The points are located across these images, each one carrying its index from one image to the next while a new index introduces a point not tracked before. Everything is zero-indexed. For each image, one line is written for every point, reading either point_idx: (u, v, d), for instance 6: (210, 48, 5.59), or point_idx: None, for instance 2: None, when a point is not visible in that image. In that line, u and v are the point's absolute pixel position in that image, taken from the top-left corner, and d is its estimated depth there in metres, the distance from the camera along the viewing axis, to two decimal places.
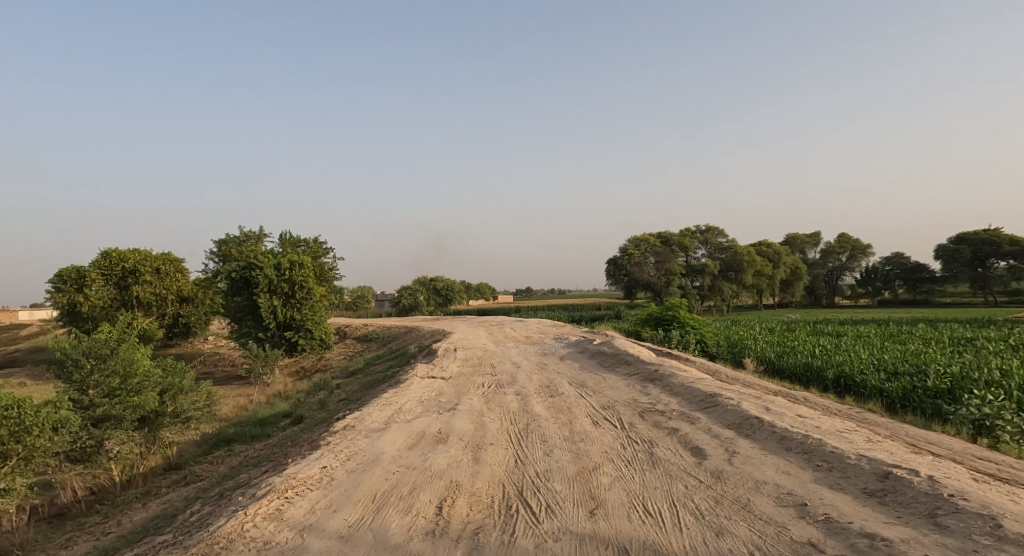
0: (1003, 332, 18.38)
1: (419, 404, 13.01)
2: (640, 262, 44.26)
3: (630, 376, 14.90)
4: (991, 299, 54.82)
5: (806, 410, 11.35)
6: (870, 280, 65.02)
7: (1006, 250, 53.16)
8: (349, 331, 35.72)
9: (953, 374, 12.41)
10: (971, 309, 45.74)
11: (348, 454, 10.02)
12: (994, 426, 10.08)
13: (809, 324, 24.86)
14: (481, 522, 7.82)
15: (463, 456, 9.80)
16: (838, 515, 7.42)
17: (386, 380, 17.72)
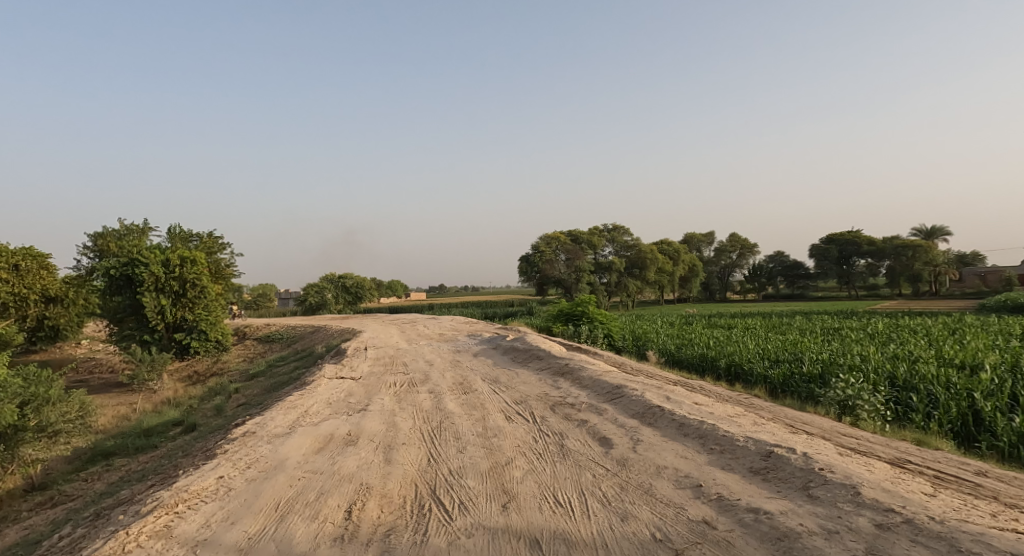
0: (863, 321, 20.66)
1: (327, 405, 12.88)
2: (551, 259, 45.34)
3: (542, 370, 15.41)
4: (853, 294, 60.68)
5: (702, 397, 12.23)
6: (756, 276, 69.11)
7: (865, 249, 59.36)
8: (248, 331, 34.37)
9: (824, 359, 13.79)
10: (845, 302, 50.17)
11: (248, 461, 9.79)
12: (855, 405, 11.31)
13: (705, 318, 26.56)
14: (392, 524, 7.94)
15: (374, 457, 9.84)
16: (729, 493, 8.13)
17: (291, 382, 17.30)
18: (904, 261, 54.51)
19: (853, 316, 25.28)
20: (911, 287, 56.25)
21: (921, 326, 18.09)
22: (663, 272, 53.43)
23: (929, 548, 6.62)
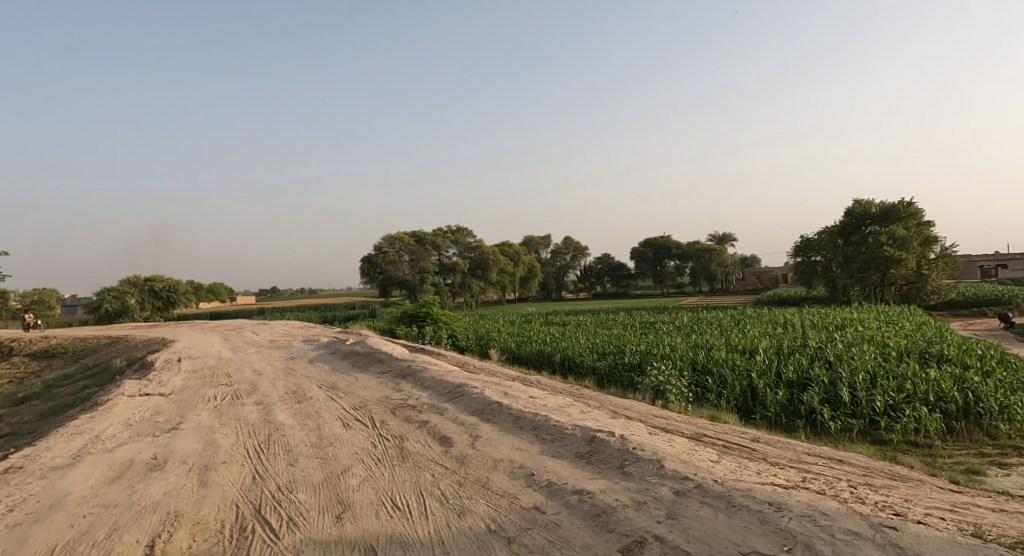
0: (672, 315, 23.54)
1: (127, 428, 11.80)
2: (394, 260, 44.53)
3: (383, 374, 15.34)
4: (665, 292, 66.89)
5: (537, 391, 13.00)
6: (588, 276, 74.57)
7: (676, 252, 66.50)
8: (23, 346, 29.78)
9: (642, 350, 15.33)
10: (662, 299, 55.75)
11: (13, 504, 8.71)
12: (665, 390, 12.90)
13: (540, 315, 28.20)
14: (208, 551, 7.55)
15: (187, 482, 9.23)
16: (558, 478, 8.79)
17: (80, 403, 15.42)
18: (704, 264, 62.62)
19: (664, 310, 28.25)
20: (710, 283, 63.89)
21: (716, 318, 20.89)
22: (505, 273, 55.36)
23: (713, 506, 7.65)
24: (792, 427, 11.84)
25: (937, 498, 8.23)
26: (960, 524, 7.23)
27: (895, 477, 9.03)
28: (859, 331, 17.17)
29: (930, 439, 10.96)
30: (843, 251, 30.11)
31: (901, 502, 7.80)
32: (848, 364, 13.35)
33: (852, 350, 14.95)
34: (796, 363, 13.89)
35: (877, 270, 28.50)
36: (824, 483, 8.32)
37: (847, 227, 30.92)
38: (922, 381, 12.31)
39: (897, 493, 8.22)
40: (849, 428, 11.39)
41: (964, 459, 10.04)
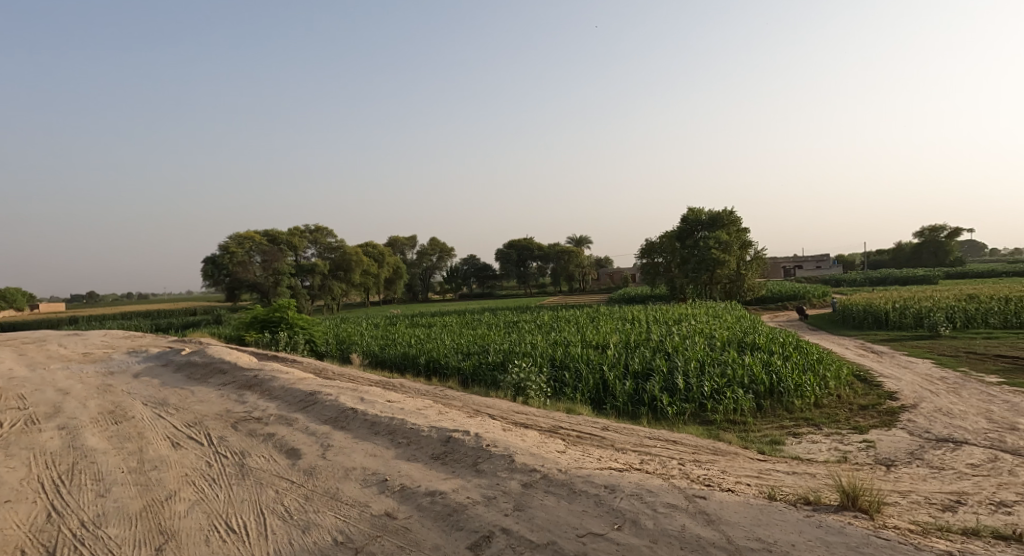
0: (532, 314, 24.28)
1: None
2: (244, 262, 41.67)
3: (225, 385, 14.23)
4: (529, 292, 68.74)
5: (396, 395, 12.70)
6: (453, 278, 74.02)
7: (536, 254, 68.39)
8: None
9: (506, 348, 15.60)
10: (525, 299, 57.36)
11: None
12: (526, 386, 13.29)
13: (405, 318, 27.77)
14: None
15: None
16: (411, 481, 8.61)
17: None
18: (563, 265, 65.44)
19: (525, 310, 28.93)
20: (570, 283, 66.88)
21: (575, 315, 21.82)
22: (369, 275, 53.87)
23: (556, 494, 7.93)
24: (637, 414, 13.07)
25: (746, 467, 10.36)
26: (760, 487, 8.91)
27: (716, 452, 11.09)
28: (693, 324, 18.86)
29: (745, 416, 13.11)
30: (680, 253, 32.62)
31: (717, 473, 9.78)
32: (682, 354, 15.11)
33: (687, 341, 16.43)
34: (640, 354, 15.10)
35: (707, 271, 31.26)
36: (660, 462, 9.93)
37: (682, 232, 33.29)
38: (740, 367, 14.60)
39: (717, 467, 10.20)
40: (683, 412, 13.07)
41: (768, 431, 12.42)
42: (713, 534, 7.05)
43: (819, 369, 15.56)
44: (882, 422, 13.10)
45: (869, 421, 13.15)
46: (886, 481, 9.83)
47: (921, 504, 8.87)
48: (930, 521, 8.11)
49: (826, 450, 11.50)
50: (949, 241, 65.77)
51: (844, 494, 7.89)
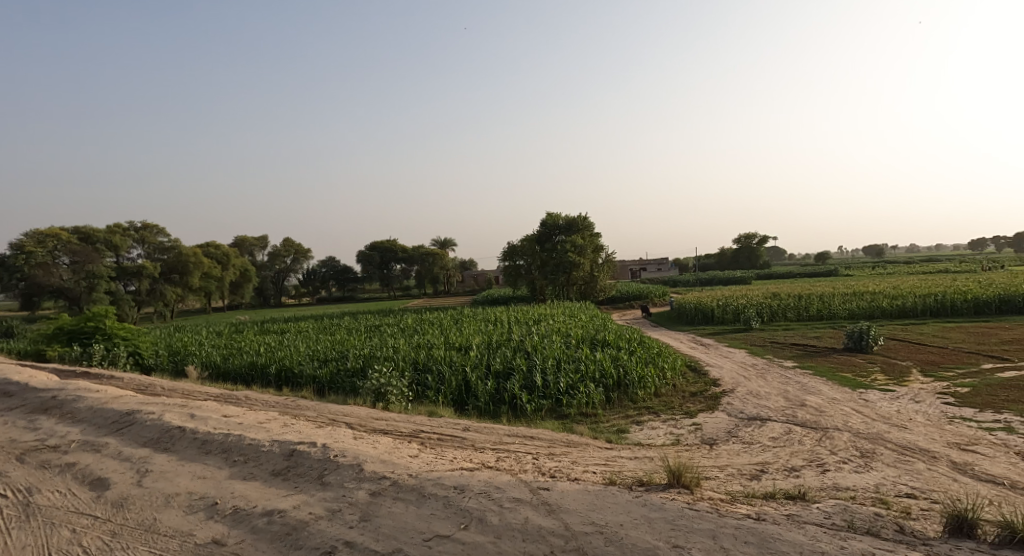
0: (395, 317, 23.76)
1: None
2: (46, 263, 36.55)
3: (12, 410, 12.48)
4: (392, 295, 67.70)
5: (234, 408, 11.83)
6: (311, 280, 71.47)
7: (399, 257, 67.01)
8: None
9: (366, 354, 15.16)
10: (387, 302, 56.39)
11: None
12: (387, 392, 13.02)
13: (253, 324, 25.98)
14: None
15: None
16: (246, 503, 8.07)
17: None
18: (427, 267, 65.19)
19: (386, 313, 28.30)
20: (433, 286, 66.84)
21: (438, 318, 21.71)
22: (210, 278, 50.17)
23: (405, 500, 7.82)
24: (498, 413, 13.30)
25: (595, 455, 11.13)
26: (604, 474, 10.09)
27: (569, 443, 11.63)
28: (551, 323, 19.55)
29: (596, 409, 13.95)
30: (541, 256, 33.60)
31: (568, 464, 10.43)
32: (541, 353, 15.58)
33: (545, 340, 16.99)
34: (502, 354, 15.32)
35: (564, 273, 32.71)
36: (515, 457, 10.37)
37: (541, 235, 34.19)
38: (592, 363, 15.40)
39: (568, 457, 10.85)
40: (541, 408, 13.54)
41: (615, 422, 13.48)
42: (553, 523, 7.45)
43: (658, 361, 17.03)
44: (708, 406, 15.12)
45: (697, 407, 15.06)
46: (709, 457, 11.69)
47: (734, 476, 10.80)
48: (740, 490, 10.03)
49: (662, 434, 12.98)
50: (758, 247, 75.33)
51: (672, 474, 9.47)
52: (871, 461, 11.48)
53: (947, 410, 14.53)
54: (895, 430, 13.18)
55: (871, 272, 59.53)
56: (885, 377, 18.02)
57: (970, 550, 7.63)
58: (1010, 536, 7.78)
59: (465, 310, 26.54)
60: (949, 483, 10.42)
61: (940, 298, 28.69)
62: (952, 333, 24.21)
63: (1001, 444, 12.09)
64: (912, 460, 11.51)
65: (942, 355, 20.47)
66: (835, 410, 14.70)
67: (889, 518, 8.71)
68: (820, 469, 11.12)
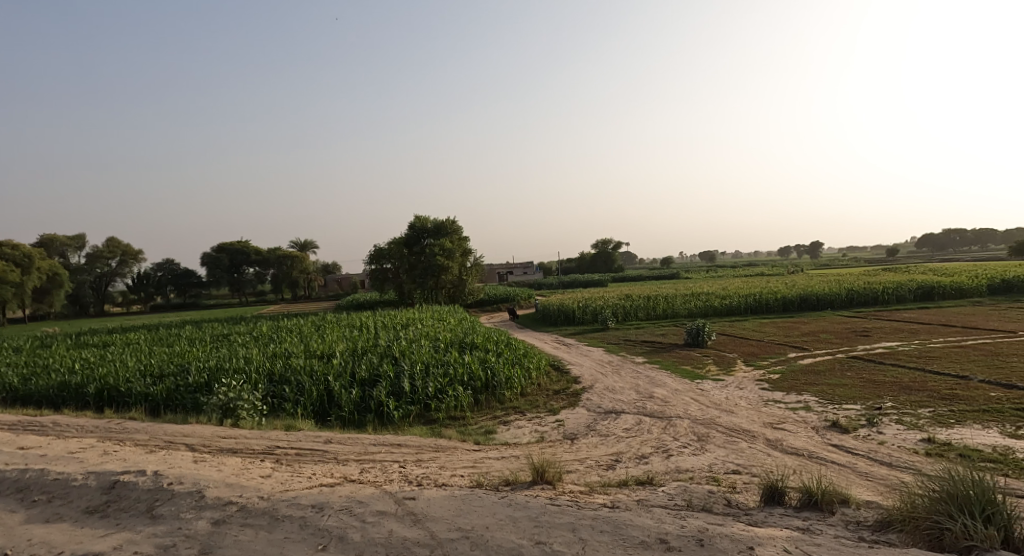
0: (245, 325, 22.01)
1: None
2: None
3: None
4: (244, 301, 63.43)
5: (35, 438, 10.22)
6: (142, 286, 64.32)
7: (253, 258, 63.10)
8: None
9: (211, 366, 13.84)
10: (237, 309, 52.69)
11: None
12: (237, 407, 12.02)
13: (66, 338, 22.76)
14: None
15: None
16: (48, 551, 6.96)
17: None
18: (285, 272, 61.83)
19: (236, 322, 26.20)
20: (291, 291, 64.00)
21: (295, 325, 20.44)
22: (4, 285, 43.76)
23: (254, 526, 7.14)
24: (363, 422, 12.75)
25: (464, 458, 10.98)
26: (472, 476, 9.98)
27: (438, 448, 11.37)
28: (420, 328, 19.14)
29: (464, 412, 13.88)
30: (409, 260, 32.89)
31: (435, 471, 10.16)
32: (410, 359, 15.05)
33: (413, 344, 16.58)
34: (368, 361, 14.62)
35: (433, 277, 32.40)
36: (380, 468, 9.91)
37: (410, 239, 33.45)
38: (461, 366, 15.19)
39: (436, 463, 10.57)
40: (409, 414, 13.20)
41: (484, 423, 13.47)
42: (418, 533, 7.17)
43: (524, 362, 17.28)
44: (569, 403, 15.58)
45: (560, 404, 15.45)
46: (570, 451, 12.00)
47: (593, 466, 11.21)
48: (597, 479, 10.42)
49: (528, 432, 13.13)
50: (615, 251, 79.93)
51: (535, 472, 9.59)
52: (705, 443, 12.47)
53: (765, 394, 16.23)
54: (724, 414, 14.44)
55: (709, 274, 65.55)
56: (716, 367, 19.78)
57: (782, 515, 8.53)
58: (809, 499, 8.79)
59: (323, 316, 25.29)
60: (764, 457, 11.60)
61: (760, 296, 32.24)
62: (769, 327, 27.24)
63: (803, 421, 13.72)
64: (737, 440, 12.66)
65: (761, 346, 22.91)
66: (677, 400, 15.83)
67: (720, 494, 9.54)
68: (664, 454, 11.90)
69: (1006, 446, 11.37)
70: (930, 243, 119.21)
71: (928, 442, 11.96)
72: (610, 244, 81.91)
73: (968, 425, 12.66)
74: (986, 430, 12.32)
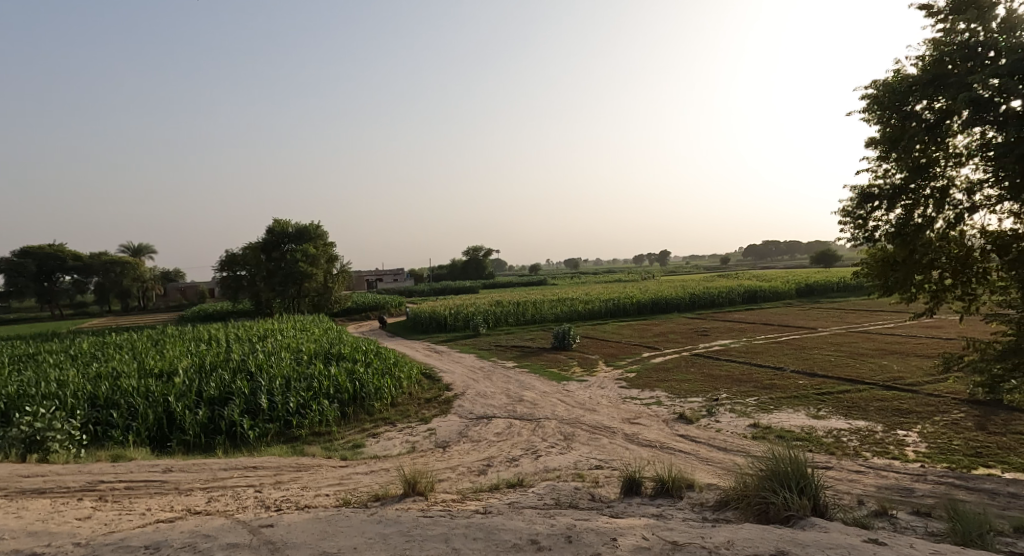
0: (61, 342, 19.16)
1: None
2: None
3: None
4: (58, 315, 55.37)
5: None
6: None
7: (70, 266, 55.33)
8: None
9: (11, 393, 11.82)
10: (48, 323, 46.25)
11: None
12: (46, 439, 10.38)
13: None
14: None
15: None
16: None
17: None
18: (111, 281, 55.92)
19: (51, 338, 22.73)
20: (118, 302, 58.04)
21: (125, 341, 18.12)
22: None
23: None
24: (212, 446, 11.61)
25: (329, 476, 10.24)
26: (338, 494, 9.32)
27: (299, 467, 10.53)
28: (279, 339, 17.81)
29: (330, 426, 13.11)
30: (266, 266, 30.59)
31: (297, 492, 9.37)
32: (267, 373, 13.78)
33: (271, 357, 15.33)
34: (217, 378, 13.18)
35: (294, 284, 30.63)
36: (232, 495, 8.95)
37: (267, 243, 31.16)
38: (326, 379, 14.25)
39: (297, 484, 9.75)
40: (266, 433, 12.20)
41: (351, 437, 12.77)
42: None
43: (394, 371, 16.66)
44: (441, 410, 15.23)
45: (431, 412, 15.05)
46: (441, 460, 11.65)
47: (464, 473, 10.95)
48: (469, 486, 10.18)
49: (398, 443, 12.60)
50: (484, 259, 80.71)
51: (407, 484, 9.14)
52: (571, 442, 12.67)
53: (623, 391, 16.92)
54: (588, 413, 14.82)
55: (569, 281, 68.26)
56: (581, 369, 20.36)
57: (641, 505, 8.79)
58: (662, 487, 9.16)
59: (162, 329, 22.80)
60: (623, 451, 12.00)
61: (618, 300, 33.91)
62: (626, 330, 28.66)
63: (656, 415, 14.43)
64: (599, 437, 13.01)
65: (620, 348, 23.95)
66: (545, 402, 16.02)
67: (586, 489, 9.68)
68: (534, 455, 11.93)
69: (813, 426, 12.66)
70: (759, 251, 133.12)
71: (753, 426, 13.03)
72: (479, 251, 82.72)
73: (783, 409, 13.99)
74: (797, 413, 13.67)
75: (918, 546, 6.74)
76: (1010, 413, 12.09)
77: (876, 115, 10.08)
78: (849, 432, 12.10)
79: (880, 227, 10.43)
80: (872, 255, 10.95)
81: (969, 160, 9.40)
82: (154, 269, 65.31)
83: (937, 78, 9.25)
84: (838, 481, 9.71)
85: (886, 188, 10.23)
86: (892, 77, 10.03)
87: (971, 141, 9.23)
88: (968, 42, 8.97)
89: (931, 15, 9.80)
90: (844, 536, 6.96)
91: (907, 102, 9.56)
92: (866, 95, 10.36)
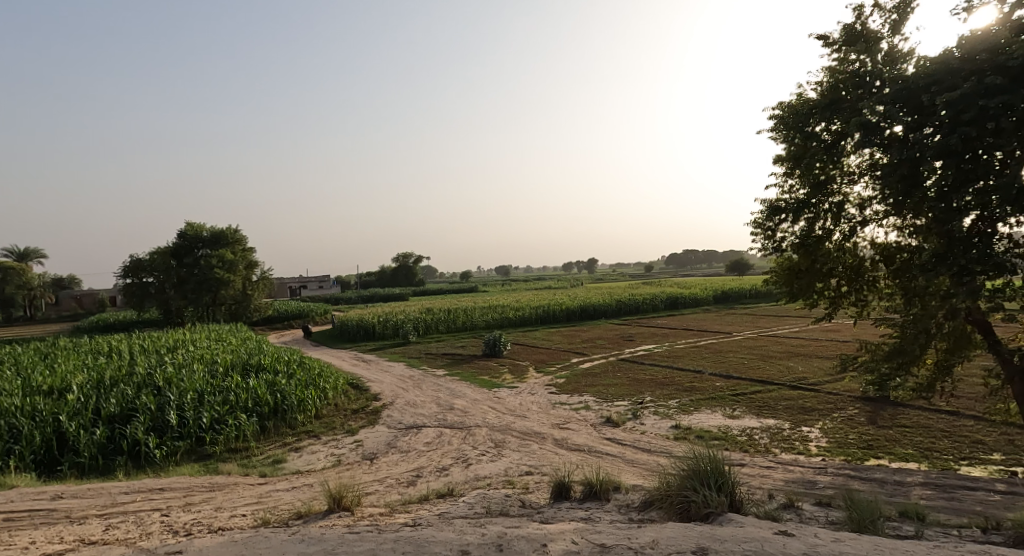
0: None
1: None
2: None
3: None
4: None
5: None
6: None
7: None
8: None
9: None
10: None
11: None
12: None
13: None
14: None
15: None
16: None
17: None
18: None
19: None
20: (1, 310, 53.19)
21: (12, 355, 16.71)
22: None
23: None
24: (111, 468, 10.93)
25: (246, 495, 9.84)
26: (256, 514, 8.96)
27: (213, 487, 10.06)
28: (191, 351, 16.95)
29: (247, 442, 12.61)
30: (177, 272, 29.04)
31: (210, 514, 8.93)
32: (176, 387, 13.07)
33: (182, 371, 14.54)
34: (118, 394, 12.39)
35: (208, 291, 29.32)
36: (134, 521, 8.44)
37: (179, 248, 29.70)
38: (244, 391, 13.68)
39: (210, 505, 9.31)
40: (174, 452, 11.58)
41: (271, 453, 12.32)
42: None
43: (319, 382, 16.20)
44: (369, 421, 14.93)
45: (358, 423, 14.72)
46: (368, 472, 11.42)
47: (392, 485, 10.77)
48: (397, 498, 10.03)
49: (323, 457, 12.25)
50: (414, 266, 79.84)
51: (331, 499, 8.90)
52: (501, 449, 12.70)
53: (552, 397, 17.14)
54: (518, 419, 14.92)
55: (499, 289, 68.61)
56: (512, 376, 20.45)
57: (569, 509, 8.91)
58: (590, 490, 9.33)
59: (57, 341, 21.21)
60: (553, 456, 12.15)
61: (548, 307, 34.33)
62: (556, 336, 29.03)
63: (584, 419, 14.69)
64: (530, 443, 13.11)
65: (550, 354, 24.22)
66: (475, 409, 16.00)
67: (516, 496, 9.72)
68: (463, 464, 11.88)
69: (728, 426, 13.23)
70: (681, 258, 138.38)
71: (674, 428, 13.49)
72: (410, 258, 81.74)
73: (703, 411, 14.57)
74: (714, 414, 14.25)
75: (822, 535, 7.15)
76: (896, 408, 13.09)
77: (782, 134, 10.70)
78: (760, 430, 12.72)
79: (786, 237, 11.04)
80: (779, 264, 11.57)
81: (861, 178, 10.11)
82: (47, 276, 60.45)
83: (833, 102, 9.90)
84: (752, 477, 10.19)
85: (792, 202, 10.83)
86: (796, 99, 10.68)
87: (862, 161, 9.95)
88: (858, 71, 9.71)
89: (827, 43, 10.49)
90: (757, 530, 7.29)
91: (807, 123, 10.19)
92: (773, 116, 10.99)
